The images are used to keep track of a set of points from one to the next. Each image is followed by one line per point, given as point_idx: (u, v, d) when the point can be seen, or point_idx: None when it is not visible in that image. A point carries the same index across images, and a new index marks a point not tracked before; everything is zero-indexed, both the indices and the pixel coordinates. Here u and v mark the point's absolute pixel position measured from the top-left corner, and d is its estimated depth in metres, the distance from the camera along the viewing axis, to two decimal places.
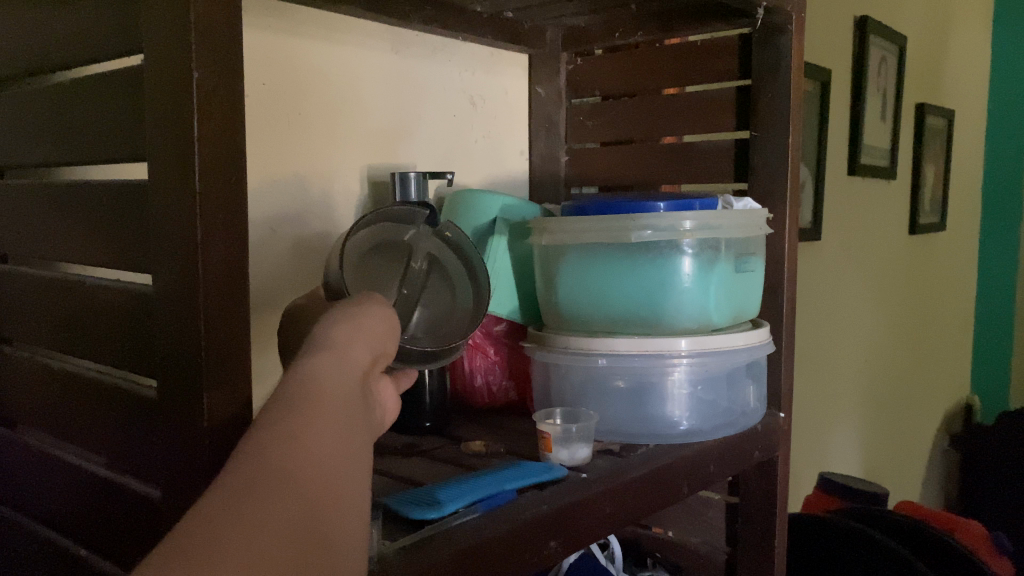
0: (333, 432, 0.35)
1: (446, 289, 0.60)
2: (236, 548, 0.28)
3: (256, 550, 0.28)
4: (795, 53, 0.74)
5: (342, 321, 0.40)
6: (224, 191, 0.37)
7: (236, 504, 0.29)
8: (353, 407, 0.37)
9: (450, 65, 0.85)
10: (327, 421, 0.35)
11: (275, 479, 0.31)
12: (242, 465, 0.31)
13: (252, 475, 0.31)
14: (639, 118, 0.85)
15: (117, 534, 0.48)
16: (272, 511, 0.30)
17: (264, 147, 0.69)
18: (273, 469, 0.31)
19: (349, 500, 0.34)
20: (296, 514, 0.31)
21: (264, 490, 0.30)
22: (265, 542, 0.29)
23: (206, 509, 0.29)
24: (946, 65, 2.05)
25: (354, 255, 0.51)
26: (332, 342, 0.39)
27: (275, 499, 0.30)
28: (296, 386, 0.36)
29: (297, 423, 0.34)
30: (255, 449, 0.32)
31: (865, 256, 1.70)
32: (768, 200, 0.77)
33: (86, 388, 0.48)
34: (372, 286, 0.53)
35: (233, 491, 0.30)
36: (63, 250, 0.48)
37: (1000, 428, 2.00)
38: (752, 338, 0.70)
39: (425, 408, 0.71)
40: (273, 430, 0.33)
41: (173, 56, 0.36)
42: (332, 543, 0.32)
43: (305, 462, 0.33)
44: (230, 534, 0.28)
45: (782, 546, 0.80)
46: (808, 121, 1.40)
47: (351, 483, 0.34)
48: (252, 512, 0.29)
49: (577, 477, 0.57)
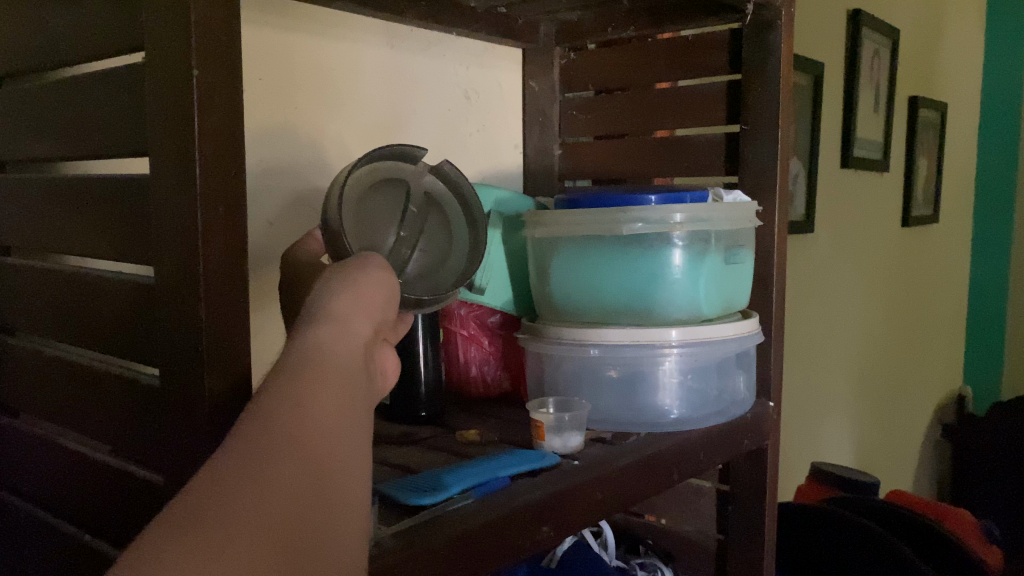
0: (335, 400, 0.36)
1: (443, 230, 0.61)
2: (243, 513, 0.29)
3: (264, 514, 0.30)
4: (784, 48, 0.75)
5: (342, 294, 0.41)
6: (224, 185, 0.38)
7: (243, 471, 0.31)
8: (355, 376, 0.38)
9: (443, 60, 0.86)
10: (330, 390, 0.36)
11: (282, 444, 0.32)
12: (247, 431, 0.32)
13: (258, 442, 0.32)
14: (633, 112, 0.86)
15: (119, 519, 0.49)
16: (280, 477, 0.31)
17: (261, 140, 0.70)
18: (279, 434, 0.33)
19: (352, 470, 0.35)
20: (301, 481, 0.32)
21: (271, 459, 0.32)
22: (272, 506, 0.30)
23: (217, 475, 0.30)
24: (940, 57, 2.07)
25: (353, 195, 0.52)
26: (331, 320, 0.40)
27: (281, 464, 0.32)
28: (300, 358, 0.37)
29: (303, 394, 0.35)
30: (260, 416, 0.33)
31: (858, 248, 1.71)
32: (758, 193, 0.77)
33: (89, 377, 0.49)
34: (368, 227, 0.54)
35: (240, 456, 0.31)
36: (64, 242, 0.49)
37: (993, 418, 2.01)
38: (741, 328, 0.71)
39: (420, 399, 0.71)
40: (280, 401, 0.34)
41: (173, 52, 0.37)
42: (336, 507, 0.33)
43: (312, 431, 0.34)
44: (237, 499, 0.29)
45: (771, 532, 0.82)
46: (800, 114, 1.41)
47: (353, 449, 0.36)
48: (259, 478, 0.31)
49: (569, 464, 0.59)
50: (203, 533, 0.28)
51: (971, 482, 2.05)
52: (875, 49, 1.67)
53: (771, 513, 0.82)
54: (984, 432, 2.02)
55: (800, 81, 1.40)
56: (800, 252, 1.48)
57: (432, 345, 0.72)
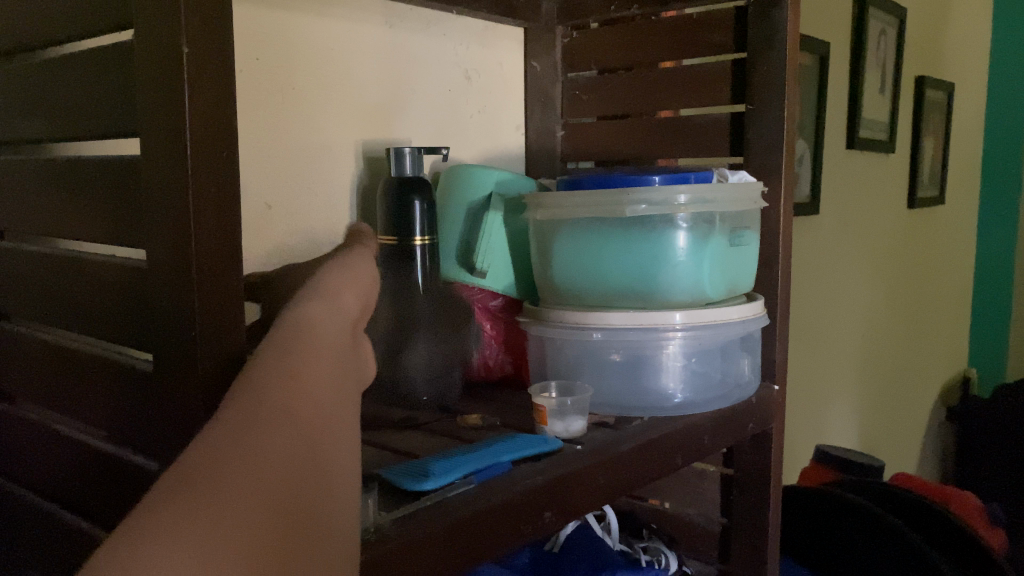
0: (326, 378, 0.35)
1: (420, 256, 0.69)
2: (238, 481, 0.28)
3: (260, 483, 0.29)
4: (791, 25, 0.73)
5: (333, 275, 0.41)
6: (215, 164, 0.37)
7: (237, 440, 0.30)
8: (345, 357, 0.38)
9: (443, 39, 0.85)
10: (324, 368, 0.36)
11: (271, 418, 0.32)
12: (238, 401, 0.32)
13: (252, 412, 0.31)
14: (637, 91, 0.85)
15: (115, 506, 0.49)
16: (274, 450, 0.30)
17: (258, 120, 0.69)
18: (272, 406, 0.32)
19: (342, 452, 0.35)
20: (295, 453, 0.31)
21: (266, 430, 0.31)
22: (267, 477, 0.29)
23: (211, 443, 0.30)
24: (948, 36, 2.04)
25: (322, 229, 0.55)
26: (324, 292, 0.39)
27: (277, 437, 0.31)
28: (291, 329, 0.36)
29: (295, 367, 0.34)
30: (252, 390, 0.33)
31: (863, 230, 1.70)
32: (763, 173, 0.76)
33: (83, 362, 0.48)
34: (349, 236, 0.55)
35: (234, 426, 0.31)
36: (56, 225, 0.48)
37: (998, 400, 2.00)
38: (746, 312, 0.70)
39: (421, 383, 0.69)
40: (277, 373, 0.34)
41: (163, 28, 0.36)
42: (327, 484, 0.32)
43: (305, 404, 0.33)
44: (232, 467, 0.29)
45: (776, 516, 0.81)
46: (806, 95, 1.39)
47: (340, 424, 0.35)
48: (252, 446, 0.30)
49: (571, 449, 0.58)
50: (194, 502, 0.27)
51: (976, 465, 2.04)
52: (882, 28, 1.65)
53: (775, 496, 0.81)
54: (990, 415, 2.01)
55: (805, 61, 1.38)
56: (805, 235, 1.46)
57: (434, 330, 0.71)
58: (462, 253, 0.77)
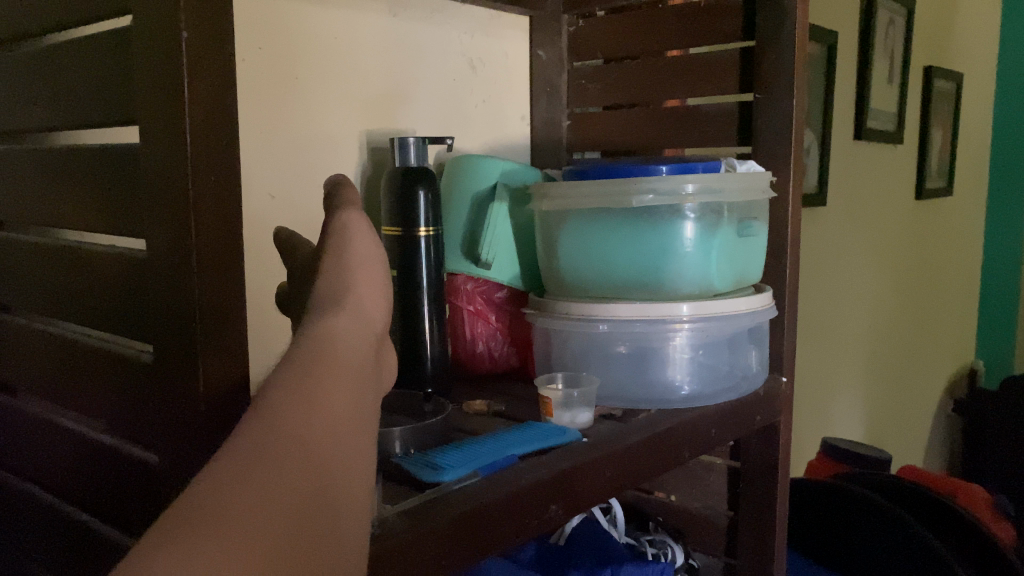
0: (337, 395, 0.35)
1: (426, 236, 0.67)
2: (249, 512, 0.28)
3: (269, 512, 0.29)
4: (801, 12, 0.72)
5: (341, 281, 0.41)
6: (214, 151, 0.36)
7: (246, 473, 0.30)
8: (352, 363, 0.38)
9: (448, 28, 0.84)
10: (336, 386, 0.35)
11: (277, 438, 0.32)
12: (249, 432, 0.32)
13: (262, 441, 0.31)
14: (644, 81, 0.84)
15: (117, 500, 0.48)
16: (284, 478, 0.30)
17: (259, 110, 0.68)
18: (283, 436, 0.32)
19: (347, 450, 0.34)
20: (305, 478, 0.31)
21: (276, 459, 0.31)
22: (276, 505, 0.29)
23: (221, 477, 0.30)
24: (957, 24, 2.02)
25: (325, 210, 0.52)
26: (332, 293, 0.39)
27: (287, 466, 0.31)
28: (306, 351, 0.37)
29: (307, 390, 0.34)
30: (263, 414, 0.33)
31: (870, 221, 1.69)
32: (771, 163, 0.75)
33: (85, 354, 0.47)
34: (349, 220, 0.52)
35: (245, 459, 0.31)
36: (55, 214, 0.48)
37: (1006, 392, 1.99)
38: (754, 303, 0.69)
39: (425, 375, 0.69)
40: (288, 401, 0.34)
41: (162, 13, 0.35)
42: (334, 487, 0.32)
43: (315, 428, 0.33)
44: (242, 498, 0.29)
45: (783, 509, 0.81)
46: (814, 84, 1.38)
47: (346, 426, 0.35)
48: (262, 476, 0.30)
49: (579, 442, 0.57)
50: (202, 532, 0.27)
51: (984, 458, 2.03)
52: (890, 17, 1.64)
53: (783, 489, 0.80)
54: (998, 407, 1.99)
55: (813, 50, 1.37)
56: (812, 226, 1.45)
57: (439, 323, 0.70)
58: (467, 244, 0.76)
